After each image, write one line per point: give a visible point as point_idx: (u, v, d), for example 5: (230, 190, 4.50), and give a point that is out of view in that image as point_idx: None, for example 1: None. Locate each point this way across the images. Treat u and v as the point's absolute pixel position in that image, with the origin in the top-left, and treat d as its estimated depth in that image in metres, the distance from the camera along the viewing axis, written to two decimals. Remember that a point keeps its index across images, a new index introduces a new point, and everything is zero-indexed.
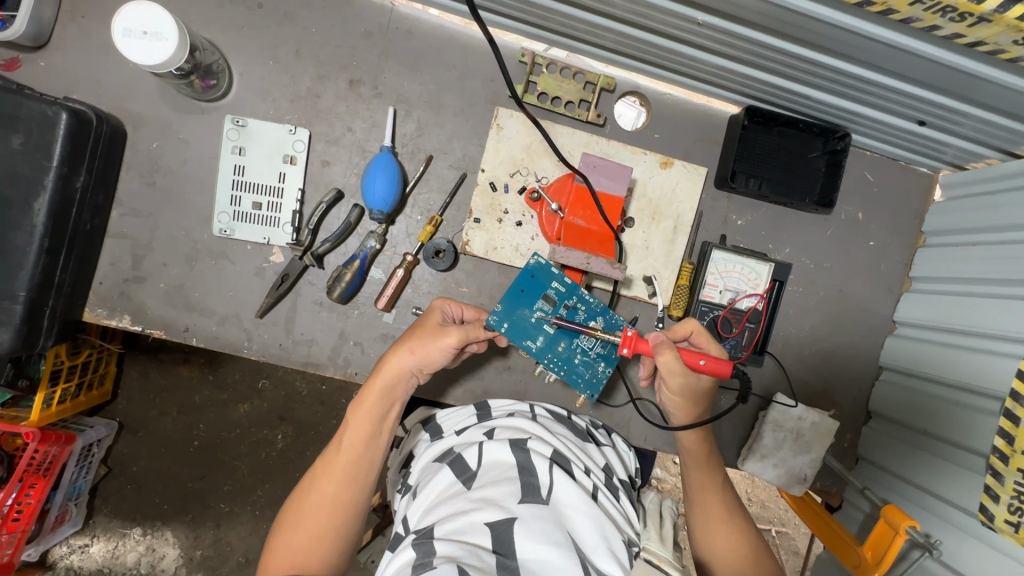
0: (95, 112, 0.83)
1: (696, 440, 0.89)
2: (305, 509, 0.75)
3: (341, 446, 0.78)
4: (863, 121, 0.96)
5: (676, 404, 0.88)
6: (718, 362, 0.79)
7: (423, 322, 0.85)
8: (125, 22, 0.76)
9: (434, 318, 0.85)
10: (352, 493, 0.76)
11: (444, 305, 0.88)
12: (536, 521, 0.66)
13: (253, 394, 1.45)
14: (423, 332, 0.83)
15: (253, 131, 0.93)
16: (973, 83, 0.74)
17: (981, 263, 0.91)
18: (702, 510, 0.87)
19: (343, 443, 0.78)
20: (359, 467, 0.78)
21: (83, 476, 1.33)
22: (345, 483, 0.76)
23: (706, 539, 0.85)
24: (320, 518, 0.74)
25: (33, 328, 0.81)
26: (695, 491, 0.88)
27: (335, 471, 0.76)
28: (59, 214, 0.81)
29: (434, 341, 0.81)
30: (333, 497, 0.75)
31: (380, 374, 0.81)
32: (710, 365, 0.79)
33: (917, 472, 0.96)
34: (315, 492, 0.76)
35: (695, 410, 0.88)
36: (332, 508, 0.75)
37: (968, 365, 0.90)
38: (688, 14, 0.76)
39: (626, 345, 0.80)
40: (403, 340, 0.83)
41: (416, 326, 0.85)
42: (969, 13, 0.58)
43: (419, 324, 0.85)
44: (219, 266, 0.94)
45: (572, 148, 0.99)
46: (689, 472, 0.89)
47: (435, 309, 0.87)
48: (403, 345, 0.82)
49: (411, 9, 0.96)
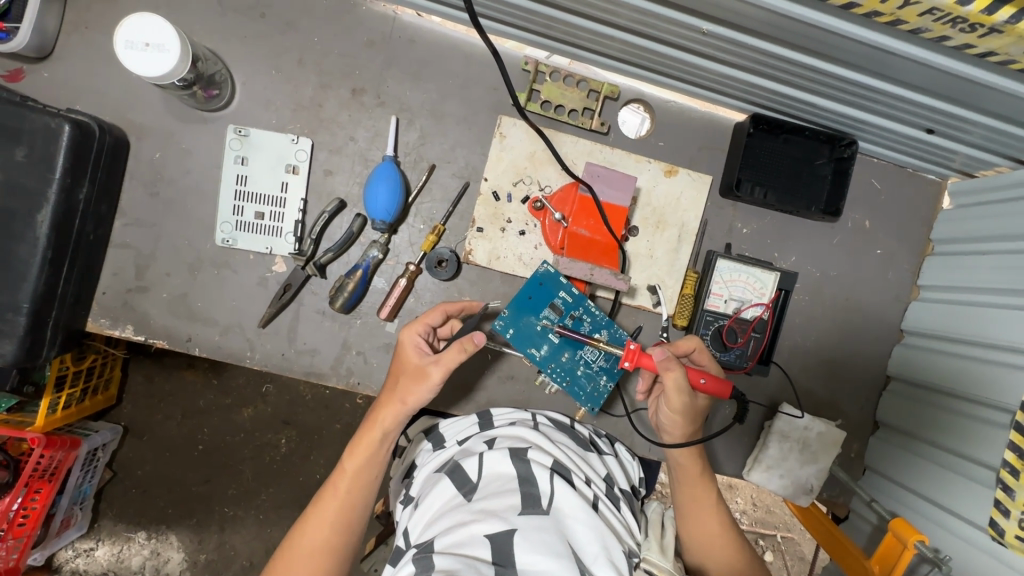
0: (98, 123, 0.83)
1: (692, 453, 0.89)
2: (295, 552, 0.73)
3: (335, 488, 0.78)
4: (870, 129, 0.95)
5: (672, 422, 0.88)
6: (717, 382, 0.82)
7: (404, 365, 0.82)
8: (127, 34, 0.76)
9: (413, 356, 0.82)
10: (340, 537, 0.75)
11: (413, 332, 0.84)
12: (536, 532, 0.66)
13: (257, 399, 1.45)
14: (410, 374, 0.81)
15: (256, 140, 0.92)
16: (982, 92, 0.73)
17: (990, 273, 0.90)
18: (696, 520, 0.87)
19: (336, 486, 0.78)
20: (352, 509, 0.77)
21: (88, 481, 1.33)
22: (336, 526, 0.76)
23: (699, 549, 0.85)
24: (310, 563, 0.73)
25: (37, 338, 0.81)
26: (688, 501, 0.88)
27: (329, 516, 0.76)
28: (62, 225, 0.81)
29: (421, 385, 0.80)
30: (323, 541, 0.74)
31: (374, 423, 0.81)
32: (713, 384, 0.82)
33: (924, 483, 0.94)
34: (307, 536, 0.75)
35: (690, 430, 0.88)
36: (323, 552, 0.74)
37: (977, 376, 0.88)
38: (693, 23, 0.75)
39: (633, 356, 0.80)
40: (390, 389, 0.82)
41: (398, 370, 0.83)
42: (980, 24, 0.57)
43: (401, 368, 0.82)
44: (222, 275, 0.94)
45: (575, 156, 0.98)
46: (684, 483, 0.89)
47: (406, 342, 0.83)
48: (395, 393, 0.81)
49: (413, 16, 0.95)
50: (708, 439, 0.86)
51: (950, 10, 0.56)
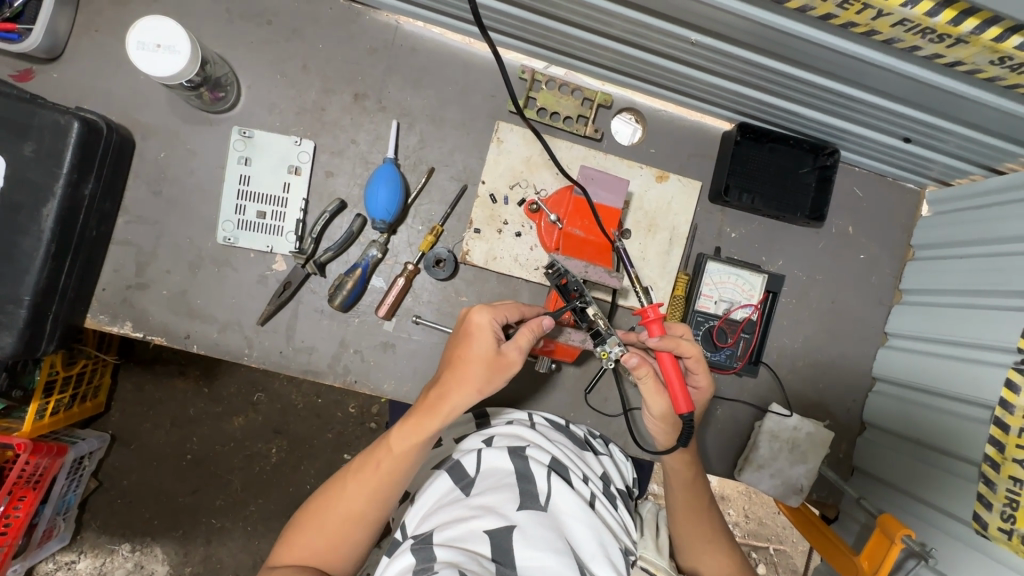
0: (106, 121, 0.85)
1: (682, 465, 0.84)
2: (328, 515, 0.72)
3: (377, 463, 0.74)
4: (853, 138, 0.99)
5: (653, 389, 0.80)
6: (680, 391, 0.74)
7: (478, 345, 0.74)
8: (140, 36, 0.79)
9: (490, 339, 0.74)
10: (376, 511, 0.73)
11: (489, 316, 0.76)
12: (533, 528, 0.67)
13: (249, 407, 1.44)
14: (483, 366, 0.73)
15: (260, 142, 0.95)
16: (957, 102, 0.78)
17: (966, 277, 0.94)
18: (685, 522, 0.85)
19: (378, 460, 0.74)
20: (390, 483, 0.73)
21: (72, 490, 1.31)
22: (374, 499, 0.73)
23: (688, 551, 0.85)
24: (343, 528, 0.72)
25: (36, 332, 0.82)
26: (677, 508, 0.86)
27: (369, 487, 0.73)
28: (67, 221, 0.82)
29: (498, 373, 0.74)
30: (356, 510, 0.72)
31: (438, 408, 0.73)
32: (678, 394, 0.74)
33: (910, 481, 0.97)
34: (345, 505, 0.73)
35: (667, 420, 0.82)
36: (353, 520, 0.72)
37: (958, 375, 0.91)
38: (681, 34, 0.79)
39: (642, 318, 0.78)
40: (459, 375, 0.74)
41: (463, 349, 0.75)
42: (947, 35, 0.62)
43: (470, 347, 0.74)
44: (222, 273, 0.95)
45: (570, 161, 1.02)
46: (675, 490, 0.86)
47: (480, 325, 0.75)
48: (467, 385, 0.73)
49: (415, 26, 0.99)
50: (677, 445, 0.78)
51: (920, 22, 0.61)
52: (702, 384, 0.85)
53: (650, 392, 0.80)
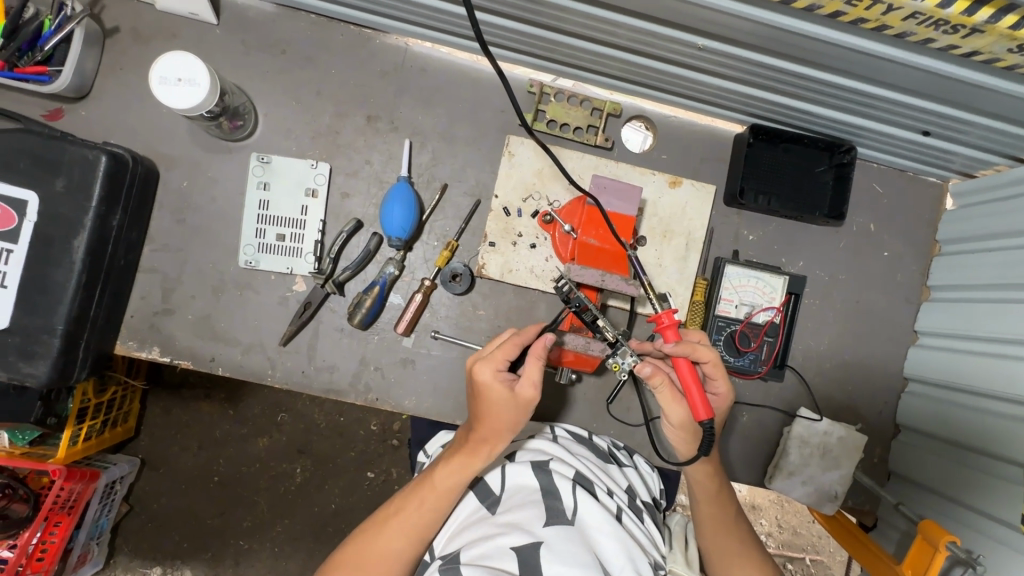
0: (131, 154, 0.88)
1: (709, 471, 0.82)
2: (364, 556, 0.71)
3: (423, 513, 0.73)
4: (869, 134, 0.98)
5: (670, 397, 0.78)
6: (699, 398, 0.72)
7: (492, 393, 0.72)
8: (161, 71, 0.82)
9: (502, 389, 0.72)
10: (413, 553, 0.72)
11: (491, 368, 0.73)
12: (561, 545, 0.66)
13: (273, 428, 1.46)
14: (507, 406, 0.72)
15: (277, 166, 0.97)
16: (977, 93, 0.76)
17: (997, 271, 0.92)
18: (713, 533, 0.83)
19: (419, 503, 0.74)
20: (430, 524, 0.73)
21: (104, 515, 1.33)
22: (411, 539, 0.72)
23: (720, 563, 0.82)
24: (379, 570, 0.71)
25: (69, 361, 0.84)
26: (704, 517, 0.84)
27: (406, 530, 0.72)
28: (96, 252, 0.85)
29: (523, 411, 0.73)
30: (395, 553, 0.71)
31: (477, 450, 0.73)
32: (696, 400, 0.72)
33: (950, 484, 0.93)
34: (387, 559, 0.71)
35: (686, 428, 0.79)
36: (391, 564, 0.71)
37: (996, 373, 0.88)
38: (688, 39, 0.79)
39: (656, 324, 0.76)
40: (491, 423, 0.73)
41: (479, 401, 0.74)
42: (962, 25, 0.61)
43: (485, 397, 0.73)
44: (245, 296, 0.97)
45: (582, 171, 1.02)
46: (701, 500, 0.83)
47: (485, 379, 0.73)
48: (499, 425, 0.73)
49: (424, 47, 1.01)
50: (699, 454, 0.76)
51: (933, 13, 0.60)
52: (721, 390, 0.82)
53: (667, 402, 0.78)
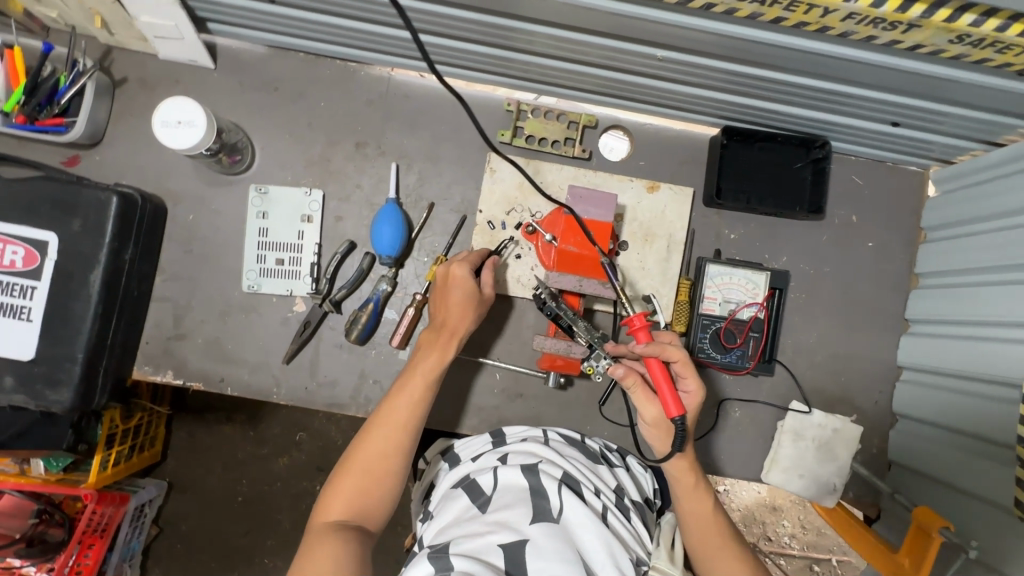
0: (140, 193, 0.95)
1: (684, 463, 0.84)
2: (368, 458, 0.79)
3: (413, 405, 0.83)
4: (840, 129, 1.00)
5: (644, 396, 0.82)
6: (670, 396, 0.76)
7: (464, 289, 0.91)
8: (163, 115, 0.89)
9: (472, 285, 0.91)
10: (410, 444, 0.82)
11: (466, 268, 0.92)
12: (547, 542, 0.68)
13: (292, 446, 1.51)
14: (474, 301, 0.91)
15: (274, 196, 1.04)
16: (933, 83, 0.78)
17: (979, 256, 0.92)
18: (696, 527, 0.84)
19: (408, 398, 0.84)
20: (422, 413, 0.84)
21: (136, 537, 1.40)
22: (409, 432, 0.82)
23: (702, 555, 0.83)
24: (385, 465, 0.79)
25: (90, 387, 0.91)
26: (685, 510, 0.85)
27: (403, 421, 0.82)
28: (111, 284, 0.92)
29: (483, 305, 0.93)
30: (396, 447, 0.80)
31: (452, 342, 0.89)
32: (667, 397, 0.76)
33: (947, 471, 0.93)
34: (389, 452, 0.79)
35: (661, 426, 0.83)
36: (395, 455, 0.80)
37: (984, 357, 0.88)
38: (648, 51, 0.83)
39: (629, 327, 0.78)
40: (463, 314, 0.90)
41: (451, 297, 0.91)
42: (898, 22, 0.64)
43: (459, 292, 0.90)
44: (250, 319, 1.03)
45: (561, 183, 1.06)
46: (680, 494, 0.85)
47: (458, 277, 0.91)
48: (468, 319, 0.90)
49: (406, 76, 1.07)
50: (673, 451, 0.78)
51: (868, 13, 0.63)
52: (692, 388, 0.83)
53: (641, 400, 0.82)
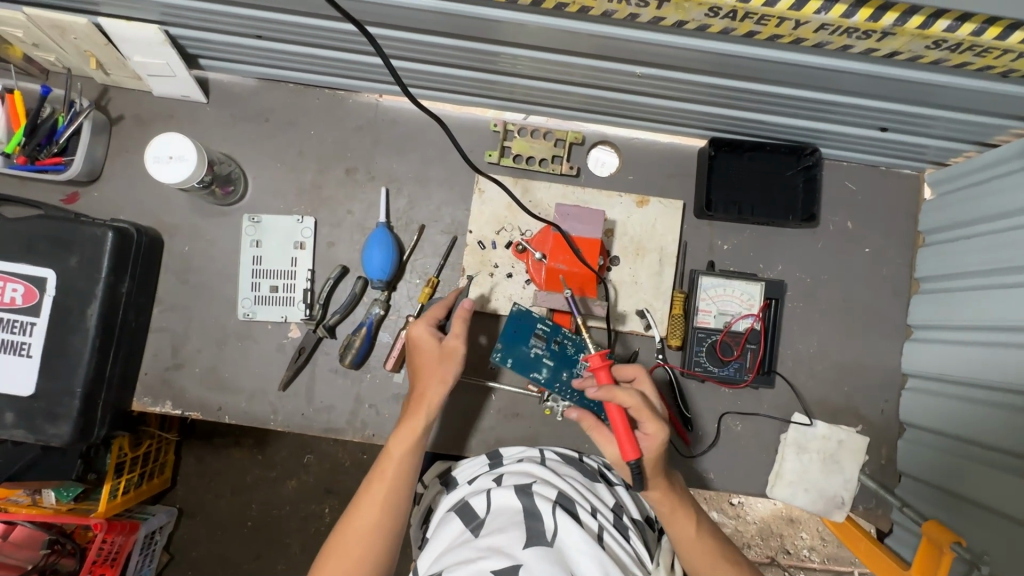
0: (136, 227, 0.97)
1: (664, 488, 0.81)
2: (348, 539, 0.76)
3: (390, 479, 0.81)
4: (829, 136, 0.99)
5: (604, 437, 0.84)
6: (624, 442, 0.75)
7: (425, 348, 0.90)
8: (154, 152, 0.91)
9: (434, 340, 0.90)
10: (390, 520, 0.78)
11: (425, 325, 0.91)
12: (540, 565, 0.67)
13: (300, 469, 1.51)
14: (438, 358, 0.90)
15: (267, 225, 1.05)
16: (916, 89, 0.77)
17: (979, 259, 0.90)
18: (691, 551, 0.81)
19: (384, 472, 0.82)
20: (400, 486, 0.81)
21: (146, 565, 1.40)
22: (387, 507, 0.79)
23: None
24: (365, 545, 0.76)
25: (89, 420, 0.92)
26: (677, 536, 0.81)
27: (379, 497, 0.79)
28: (108, 318, 0.93)
29: (452, 360, 0.90)
30: (374, 523, 0.77)
31: (422, 406, 0.87)
32: (622, 440, 0.75)
33: (957, 482, 0.90)
34: (368, 531, 0.77)
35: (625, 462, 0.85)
36: (374, 533, 0.77)
37: (989, 363, 0.86)
38: (626, 69, 0.84)
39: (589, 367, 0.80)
40: (430, 373, 0.89)
41: (418, 359, 0.90)
42: (872, 31, 0.63)
43: (422, 352, 0.90)
44: (246, 346, 1.04)
45: (550, 200, 1.06)
46: (669, 519, 0.82)
47: (420, 336, 0.91)
48: (435, 378, 0.89)
49: (393, 101, 1.09)
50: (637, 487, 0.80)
51: (840, 24, 0.63)
52: (653, 429, 0.80)
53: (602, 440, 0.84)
